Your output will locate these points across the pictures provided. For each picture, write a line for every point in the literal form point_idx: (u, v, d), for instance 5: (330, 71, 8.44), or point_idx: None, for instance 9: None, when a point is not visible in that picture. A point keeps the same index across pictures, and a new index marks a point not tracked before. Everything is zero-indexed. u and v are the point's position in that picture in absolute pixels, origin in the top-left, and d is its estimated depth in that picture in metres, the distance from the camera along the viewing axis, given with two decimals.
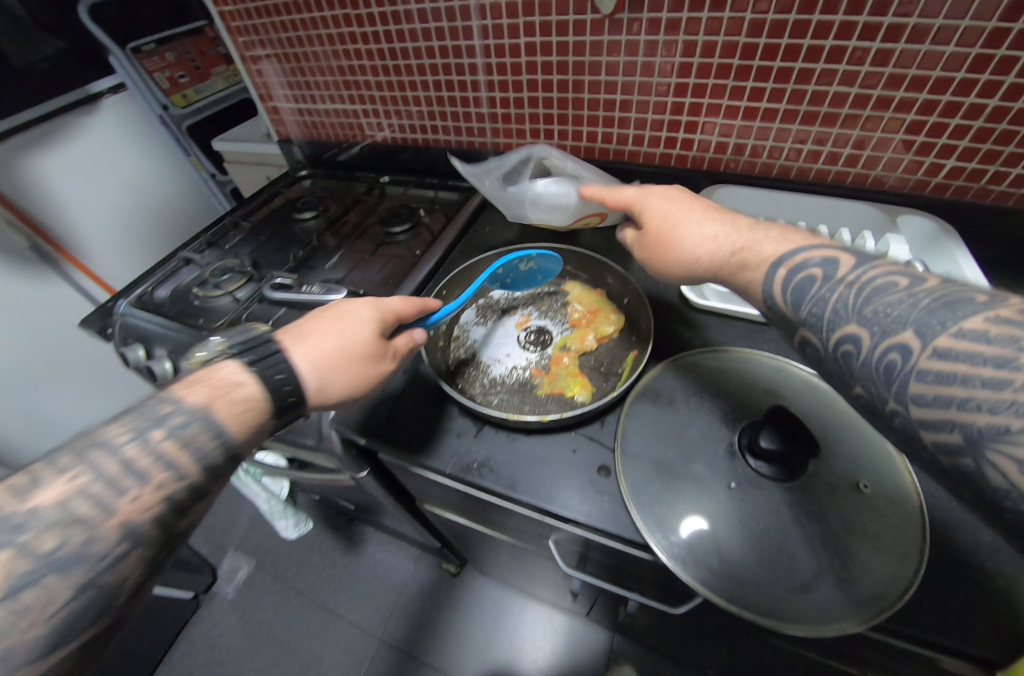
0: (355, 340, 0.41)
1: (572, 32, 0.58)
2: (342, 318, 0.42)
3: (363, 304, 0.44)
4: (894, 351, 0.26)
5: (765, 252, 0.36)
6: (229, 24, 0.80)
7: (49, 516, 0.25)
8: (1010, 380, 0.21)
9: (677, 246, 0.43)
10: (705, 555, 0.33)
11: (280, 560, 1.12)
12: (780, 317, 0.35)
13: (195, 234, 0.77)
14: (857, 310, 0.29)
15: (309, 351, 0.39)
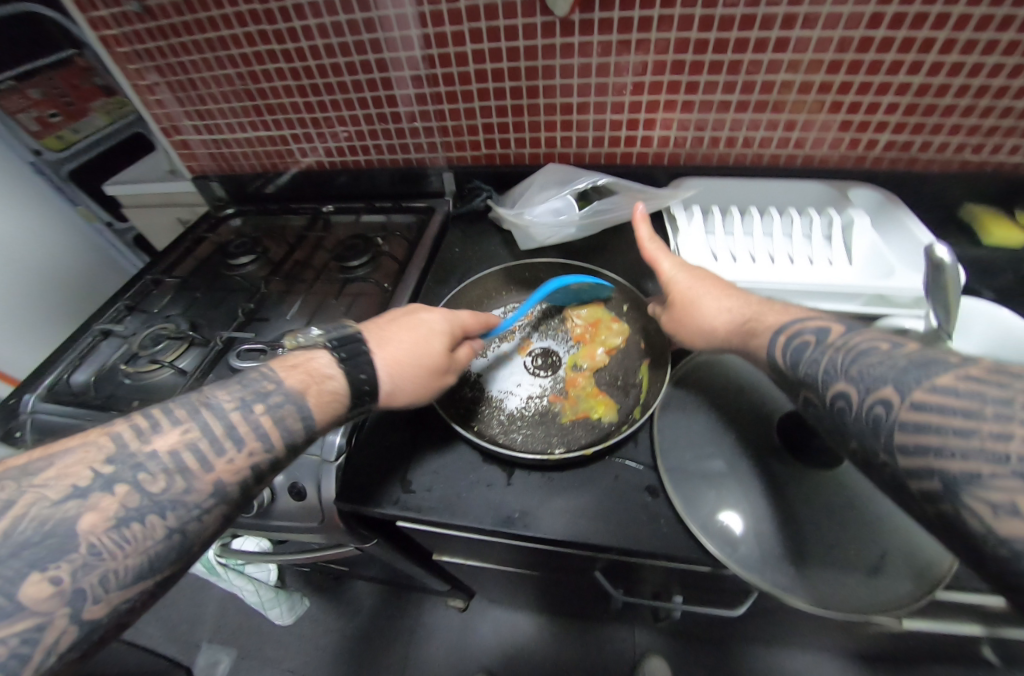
0: (427, 350, 0.41)
1: (522, 36, 0.56)
2: (419, 325, 0.42)
3: (438, 315, 0.44)
4: (879, 404, 0.26)
5: (770, 322, 0.37)
6: (114, 48, 0.68)
7: (161, 461, 0.28)
8: (979, 429, 0.21)
9: (692, 315, 0.43)
10: (780, 559, 0.34)
11: (266, 642, 1.00)
12: (783, 378, 0.34)
13: (110, 300, 0.66)
14: (844, 369, 0.29)
15: (388, 352, 0.39)
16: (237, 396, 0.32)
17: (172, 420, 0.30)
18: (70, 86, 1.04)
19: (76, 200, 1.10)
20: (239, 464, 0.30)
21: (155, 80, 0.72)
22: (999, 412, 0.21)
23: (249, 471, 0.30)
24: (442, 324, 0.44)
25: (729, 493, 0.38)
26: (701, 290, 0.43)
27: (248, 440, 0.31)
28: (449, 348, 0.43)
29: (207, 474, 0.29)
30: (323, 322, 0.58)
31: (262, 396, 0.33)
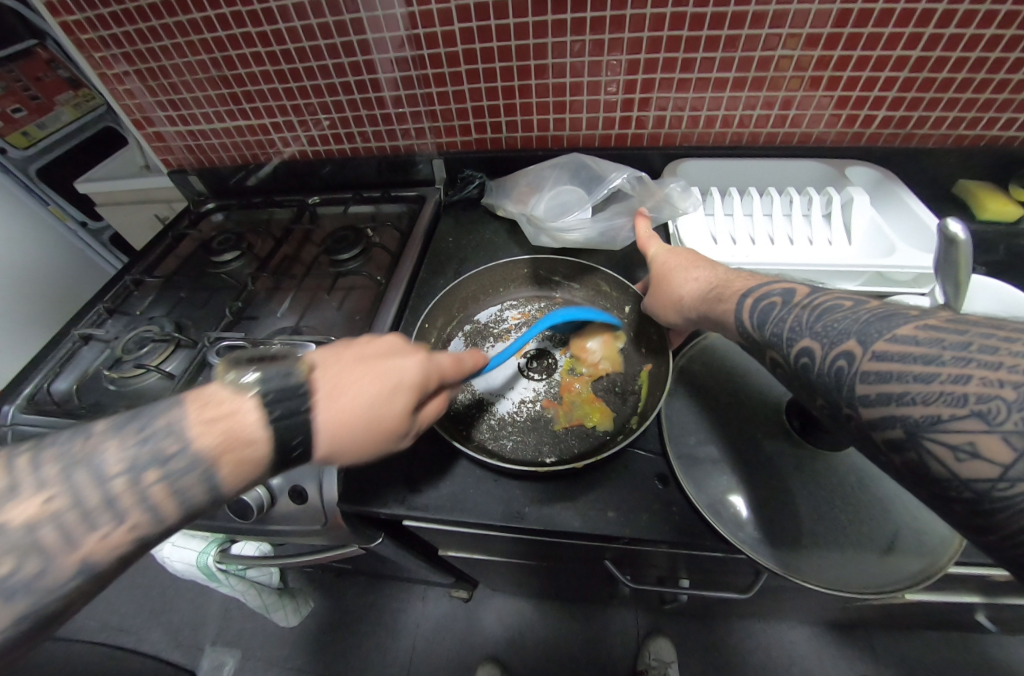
0: (390, 408, 0.32)
1: (513, 14, 0.53)
2: (386, 371, 0.33)
3: (414, 360, 0.34)
4: (841, 358, 0.25)
5: (736, 286, 0.36)
6: (77, 35, 0.64)
7: (11, 538, 0.22)
8: (937, 374, 0.21)
9: (669, 286, 0.43)
10: (792, 538, 0.34)
11: (271, 642, 0.99)
12: (750, 343, 0.33)
13: (89, 304, 0.62)
14: (809, 326, 0.28)
15: (333, 404, 0.29)
16: (125, 457, 0.25)
17: (36, 481, 0.23)
18: (32, 79, 0.99)
19: (47, 199, 1.05)
20: (118, 540, 0.24)
21: (124, 69, 0.68)
22: (957, 355, 0.21)
23: (135, 545, 0.25)
24: (418, 374, 0.34)
25: (734, 475, 0.38)
26: (678, 261, 0.43)
27: (132, 514, 0.25)
28: (417, 405, 0.34)
29: (73, 553, 0.23)
30: (315, 319, 0.56)
31: (155, 459, 0.25)
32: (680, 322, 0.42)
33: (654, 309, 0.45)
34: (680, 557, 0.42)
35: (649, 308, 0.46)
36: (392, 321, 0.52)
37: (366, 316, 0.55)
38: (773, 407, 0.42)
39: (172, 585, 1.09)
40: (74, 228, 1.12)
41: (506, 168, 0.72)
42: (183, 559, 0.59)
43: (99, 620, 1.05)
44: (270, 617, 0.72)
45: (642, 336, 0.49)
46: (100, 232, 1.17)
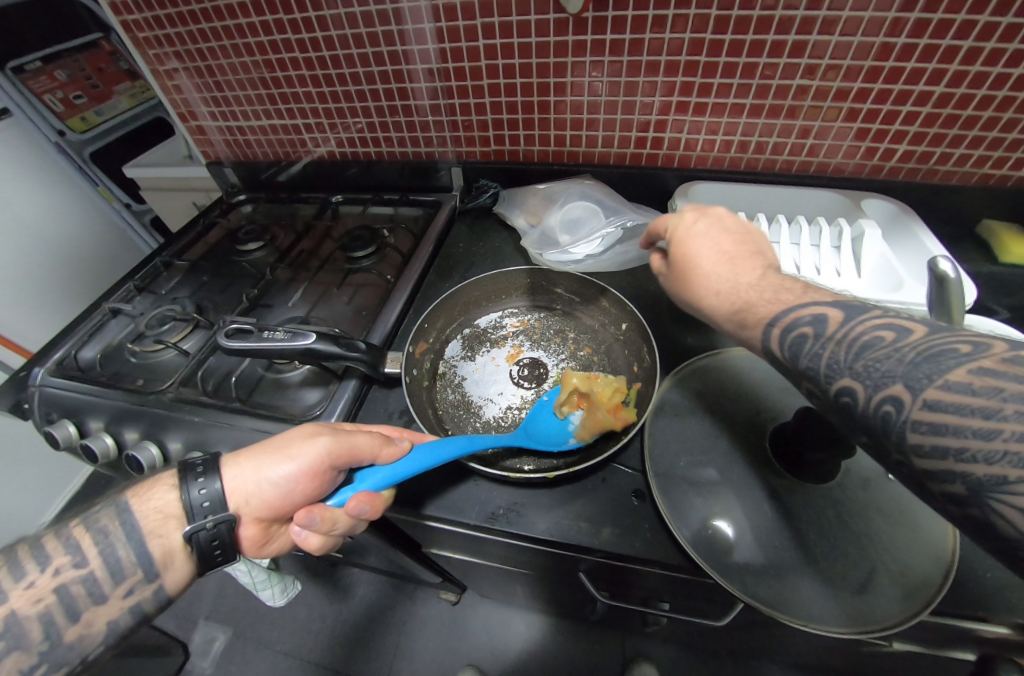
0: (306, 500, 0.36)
1: (535, 33, 0.56)
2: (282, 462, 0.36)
3: (313, 445, 0.36)
4: (888, 402, 0.24)
5: (761, 311, 0.32)
6: (135, 33, 0.70)
7: None
8: (1000, 430, 0.20)
9: (697, 282, 0.37)
10: (764, 570, 0.33)
11: (261, 623, 1.01)
12: (781, 369, 0.31)
13: (120, 280, 0.67)
14: (848, 364, 0.26)
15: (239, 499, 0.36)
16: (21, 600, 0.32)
17: None
18: (94, 69, 1.07)
19: (96, 180, 1.12)
20: None
21: (174, 66, 0.73)
22: (1019, 409, 0.20)
23: None
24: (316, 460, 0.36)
25: (720, 501, 0.37)
26: (699, 244, 0.37)
27: None
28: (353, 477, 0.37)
29: None
30: (324, 312, 0.59)
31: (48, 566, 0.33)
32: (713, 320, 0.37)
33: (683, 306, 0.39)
34: (657, 579, 0.42)
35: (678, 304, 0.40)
36: (394, 318, 0.54)
37: (372, 313, 0.57)
38: (759, 432, 0.41)
39: None
40: (118, 208, 1.19)
41: (522, 179, 0.74)
42: None
43: None
44: (259, 595, 0.74)
45: (635, 354, 0.49)
46: (143, 214, 1.24)
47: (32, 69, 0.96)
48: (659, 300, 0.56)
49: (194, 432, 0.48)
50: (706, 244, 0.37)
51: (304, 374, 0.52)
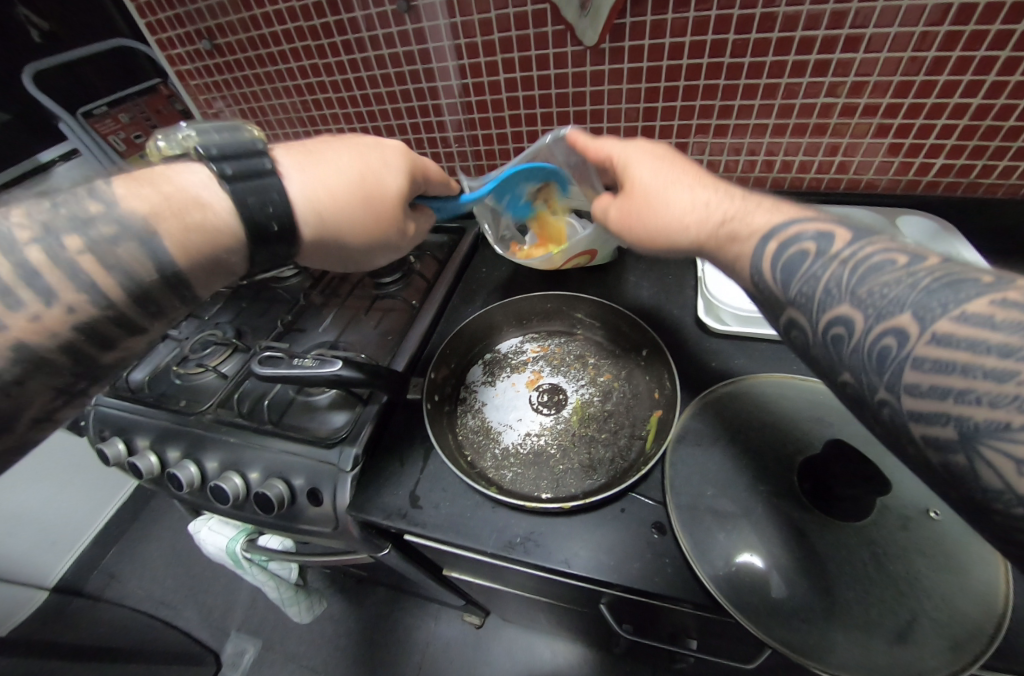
0: (389, 192, 0.42)
1: (554, 65, 0.58)
2: (372, 149, 0.42)
3: (389, 156, 0.43)
4: (887, 336, 0.21)
5: (755, 220, 0.32)
6: (189, 80, 0.77)
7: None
8: (1016, 373, 0.17)
9: (659, 214, 0.37)
10: (792, 615, 0.31)
11: (289, 636, 1.03)
12: (769, 295, 0.30)
13: None
14: (850, 290, 0.24)
15: (316, 183, 0.38)
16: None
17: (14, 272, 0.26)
18: (155, 112, 1.05)
19: None
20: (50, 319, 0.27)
21: (223, 108, 0.80)
22: None
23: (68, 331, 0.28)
24: (392, 170, 0.43)
25: (745, 535, 0.35)
26: (656, 173, 0.39)
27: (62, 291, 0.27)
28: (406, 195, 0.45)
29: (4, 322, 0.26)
30: (353, 336, 0.61)
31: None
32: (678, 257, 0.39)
33: (638, 243, 0.40)
34: (682, 616, 0.40)
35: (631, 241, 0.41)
36: (416, 344, 0.56)
37: (397, 337, 0.59)
38: (789, 464, 0.39)
39: (211, 566, 1.17)
40: None
41: None
42: (217, 544, 0.65)
43: (147, 590, 1.15)
44: (286, 611, 0.76)
45: (657, 381, 0.49)
46: None
47: (99, 114, 0.98)
48: (682, 323, 0.55)
49: (231, 452, 0.51)
50: (642, 160, 0.40)
51: (331, 398, 0.54)
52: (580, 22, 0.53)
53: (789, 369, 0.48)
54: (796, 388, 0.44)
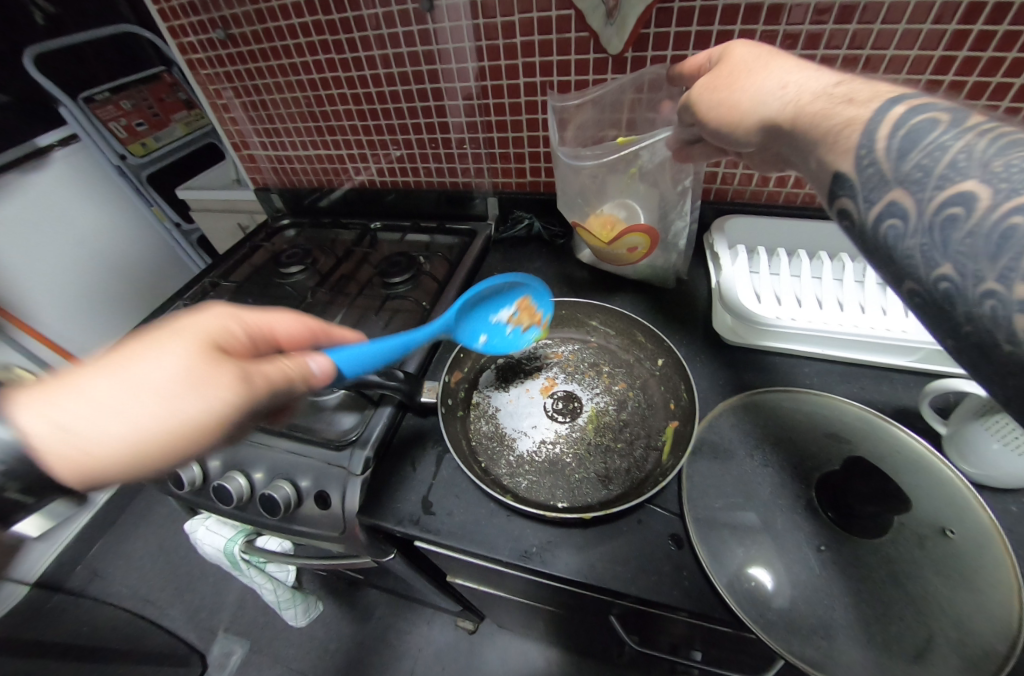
0: (177, 393, 0.26)
1: (574, 71, 0.58)
2: (145, 369, 0.26)
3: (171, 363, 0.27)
4: (1017, 213, 0.20)
5: (879, 87, 0.29)
6: (199, 70, 0.76)
7: None
8: None
9: (751, 82, 0.37)
10: (812, 632, 0.31)
11: (278, 638, 1.01)
12: (863, 174, 0.27)
13: (171, 299, 0.71)
14: (982, 163, 0.22)
15: (50, 418, 0.24)
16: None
17: None
18: (156, 99, 1.16)
19: (150, 201, 1.19)
20: None
21: (232, 99, 0.79)
22: None
23: None
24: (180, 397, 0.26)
25: (763, 549, 0.35)
26: (774, 55, 0.38)
27: None
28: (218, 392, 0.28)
29: None
30: (361, 336, 0.61)
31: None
32: (748, 138, 0.38)
33: (711, 113, 0.40)
34: (692, 629, 0.40)
35: (702, 114, 0.41)
36: (428, 346, 0.55)
37: (408, 340, 0.59)
38: (806, 478, 0.39)
39: (199, 565, 1.15)
40: (170, 228, 1.26)
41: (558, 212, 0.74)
42: (213, 544, 0.63)
43: (131, 587, 1.12)
44: (280, 614, 0.74)
45: (672, 392, 0.49)
46: (190, 234, 1.31)
47: (101, 100, 1.05)
48: (695, 335, 0.55)
49: (235, 452, 0.50)
50: (752, 47, 0.39)
51: (339, 399, 0.53)
52: (606, 29, 0.52)
53: (802, 383, 0.48)
54: (813, 401, 0.44)
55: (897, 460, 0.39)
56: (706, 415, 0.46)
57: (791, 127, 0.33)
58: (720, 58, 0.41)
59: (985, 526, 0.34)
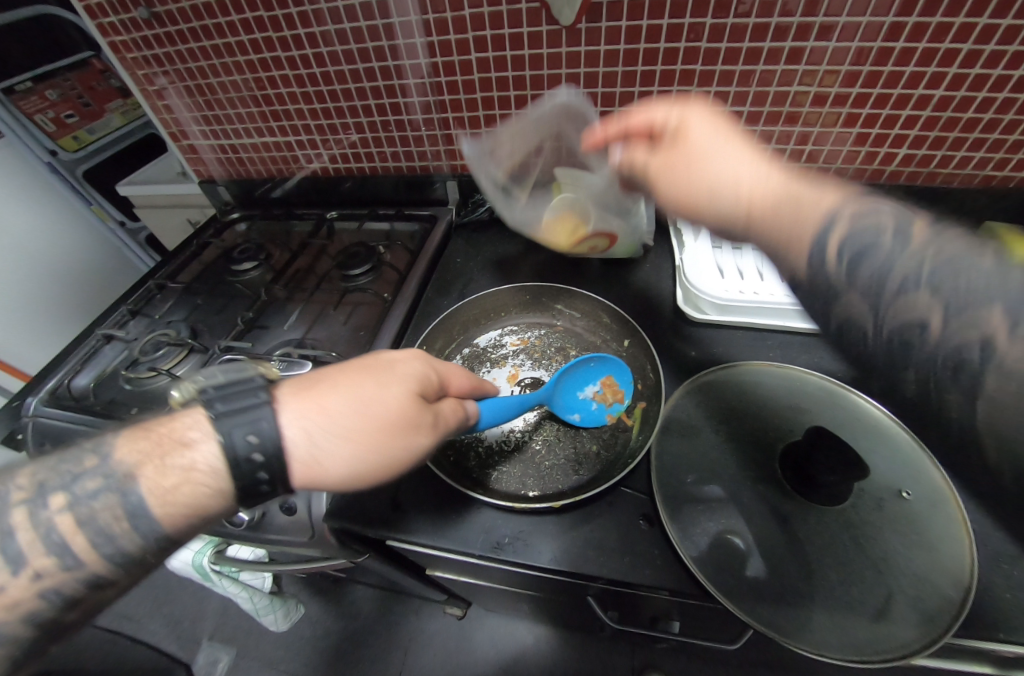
0: (394, 392, 0.33)
1: (527, 45, 0.55)
2: (376, 372, 0.34)
3: (402, 372, 0.34)
4: (898, 281, 0.22)
5: None
6: (124, 54, 0.69)
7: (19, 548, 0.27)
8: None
9: (702, 172, 0.36)
10: (783, 596, 0.32)
11: (265, 643, 1.00)
12: (813, 278, 0.26)
13: (115, 304, 0.66)
14: (850, 240, 0.25)
15: (308, 413, 0.31)
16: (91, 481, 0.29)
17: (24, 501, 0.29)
18: (87, 87, 1.06)
19: (91, 199, 1.11)
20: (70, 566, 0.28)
21: (164, 85, 0.72)
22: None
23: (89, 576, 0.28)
24: (392, 400, 0.32)
25: (731, 520, 0.36)
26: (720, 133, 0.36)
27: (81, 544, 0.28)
28: (420, 398, 0.34)
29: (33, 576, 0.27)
30: (321, 332, 0.58)
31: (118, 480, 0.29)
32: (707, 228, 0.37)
33: (669, 197, 0.39)
34: (666, 604, 0.41)
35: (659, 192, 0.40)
36: (391, 339, 0.53)
37: (370, 333, 0.56)
38: (769, 452, 0.40)
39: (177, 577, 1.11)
40: (114, 227, 1.18)
41: None
42: (181, 557, 0.61)
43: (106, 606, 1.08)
44: (261, 620, 0.73)
45: (639, 373, 0.49)
46: (138, 232, 1.23)
47: (23, 90, 0.95)
48: (660, 314, 0.55)
49: None
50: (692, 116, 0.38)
51: None
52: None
53: (764, 356, 0.49)
54: (775, 374, 0.45)
55: (856, 426, 0.40)
56: (671, 392, 0.46)
57: (747, 229, 0.32)
58: (675, 126, 0.39)
59: (936, 484, 0.35)
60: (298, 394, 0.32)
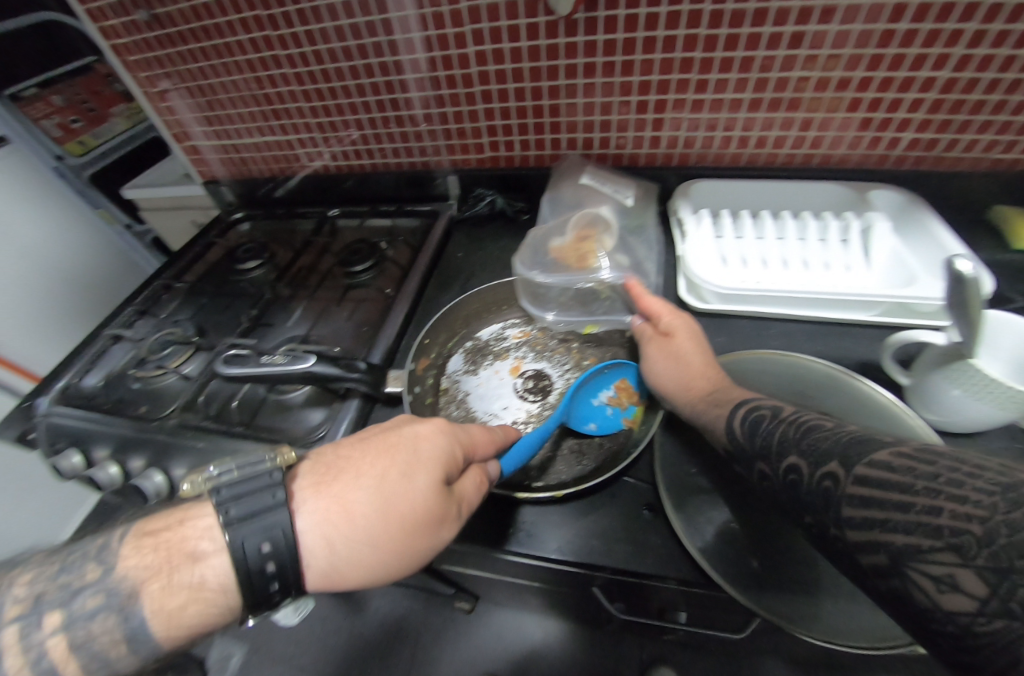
0: (416, 479, 0.31)
1: (525, 36, 0.55)
2: (396, 453, 0.32)
3: (425, 449, 0.32)
4: None
5: None
6: (125, 57, 0.70)
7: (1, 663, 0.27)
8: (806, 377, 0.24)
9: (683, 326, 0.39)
10: (789, 584, 0.32)
11: (277, 638, 1.01)
12: (736, 451, 0.32)
13: (121, 304, 0.67)
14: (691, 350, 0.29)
15: (326, 511, 0.30)
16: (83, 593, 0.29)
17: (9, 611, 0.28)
18: (90, 93, 1.08)
19: (97, 203, 1.12)
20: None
21: (166, 86, 0.73)
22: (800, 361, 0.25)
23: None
24: (416, 488, 0.31)
25: (735, 509, 0.36)
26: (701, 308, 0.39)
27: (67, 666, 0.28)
28: (445, 481, 0.32)
29: None
30: (325, 329, 0.58)
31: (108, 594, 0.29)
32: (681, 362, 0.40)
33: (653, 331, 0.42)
34: (671, 594, 0.41)
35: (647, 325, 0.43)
36: (394, 334, 0.53)
37: (372, 329, 0.57)
38: None
39: None
40: (120, 230, 1.19)
41: (519, 185, 0.72)
42: None
43: None
44: None
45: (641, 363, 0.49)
46: (145, 235, 1.24)
47: (29, 96, 0.96)
48: None
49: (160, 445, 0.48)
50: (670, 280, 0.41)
51: (306, 395, 0.51)
52: None
53: (768, 345, 0.48)
54: (778, 362, 0.44)
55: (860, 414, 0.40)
56: None
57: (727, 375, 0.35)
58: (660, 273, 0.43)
59: None
60: (313, 489, 0.31)
